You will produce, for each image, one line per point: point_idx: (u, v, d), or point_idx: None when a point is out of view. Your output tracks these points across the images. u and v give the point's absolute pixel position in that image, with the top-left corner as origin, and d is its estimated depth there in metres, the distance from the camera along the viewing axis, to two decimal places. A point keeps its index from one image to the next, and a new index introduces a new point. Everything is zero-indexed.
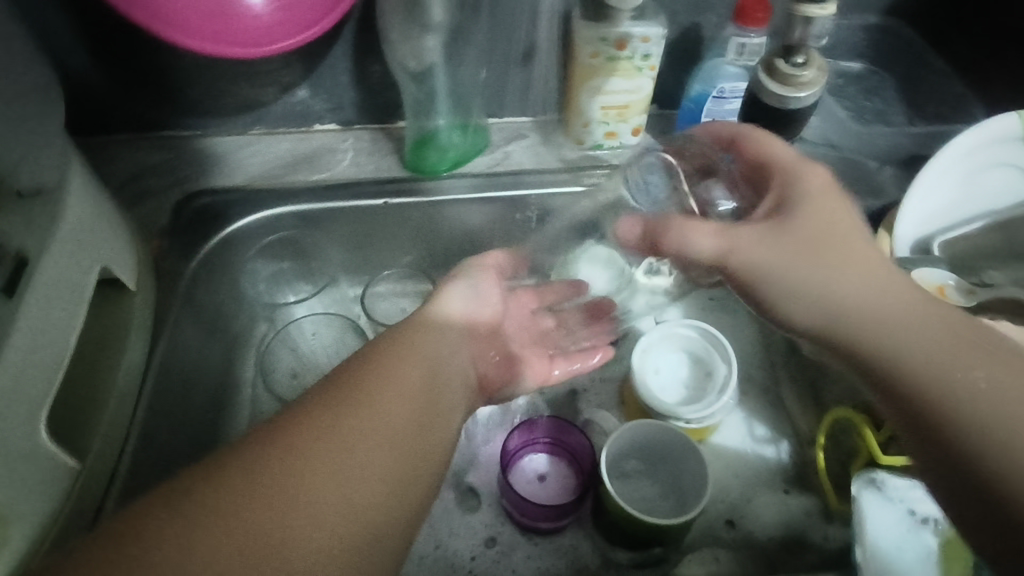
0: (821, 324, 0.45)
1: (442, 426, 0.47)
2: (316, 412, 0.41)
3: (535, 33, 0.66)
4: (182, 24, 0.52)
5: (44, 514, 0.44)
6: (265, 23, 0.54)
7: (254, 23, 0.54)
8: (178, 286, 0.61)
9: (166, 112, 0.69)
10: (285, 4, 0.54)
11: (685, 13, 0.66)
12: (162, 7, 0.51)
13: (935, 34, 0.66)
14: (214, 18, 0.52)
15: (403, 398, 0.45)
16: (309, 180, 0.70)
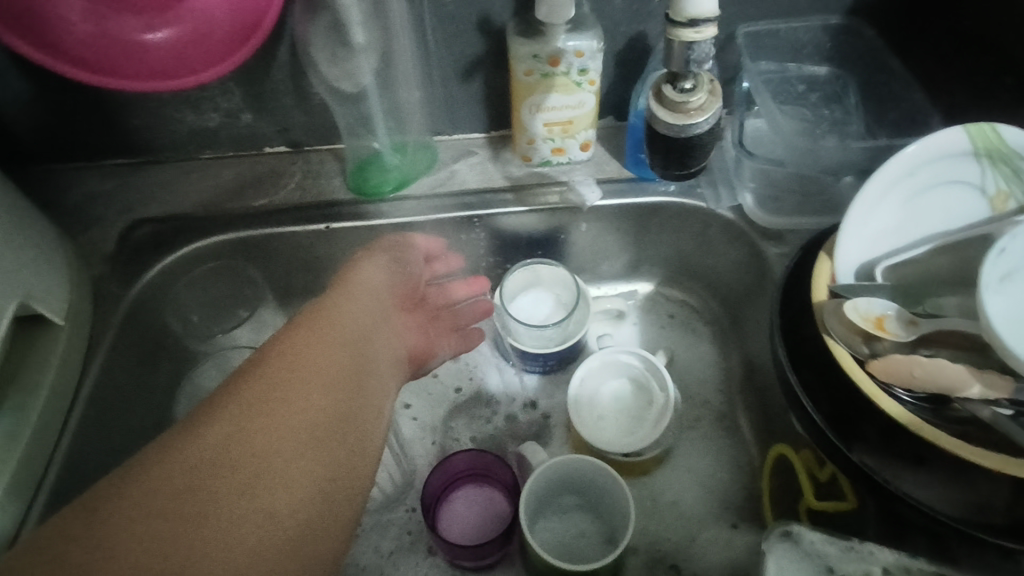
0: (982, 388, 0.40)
1: (360, 425, 0.44)
2: (228, 413, 0.40)
3: (471, 50, 0.63)
4: (80, 56, 0.51)
5: None
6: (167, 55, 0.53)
7: (151, 57, 0.53)
8: (115, 316, 0.62)
9: (112, 139, 0.70)
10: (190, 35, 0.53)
11: (628, 23, 0.62)
12: (58, 37, 0.50)
13: (898, 37, 0.62)
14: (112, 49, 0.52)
15: (327, 387, 0.44)
16: (251, 206, 0.69)
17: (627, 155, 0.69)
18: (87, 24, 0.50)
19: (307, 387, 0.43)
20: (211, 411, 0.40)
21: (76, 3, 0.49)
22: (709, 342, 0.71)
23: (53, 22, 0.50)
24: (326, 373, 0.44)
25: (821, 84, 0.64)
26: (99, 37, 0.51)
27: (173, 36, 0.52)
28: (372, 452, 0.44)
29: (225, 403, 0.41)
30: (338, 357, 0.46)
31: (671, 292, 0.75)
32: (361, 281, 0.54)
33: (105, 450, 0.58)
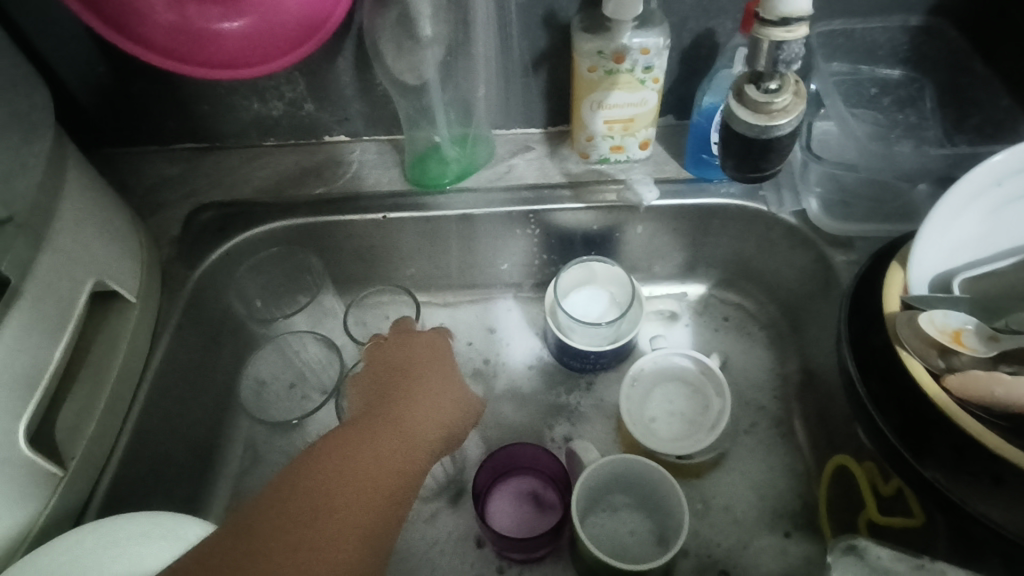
0: None
1: (409, 493, 0.51)
2: (261, 520, 0.44)
3: (534, 45, 0.63)
4: (162, 47, 0.53)
5: (27, 515, 0.46)
6: (243, 45, 0.54)
7: (227, 48, 0.54)
8: (182, 296, 0.63)
9: (181, 126, 0.72)
10: (265, 26, 0.53)
11: (696, 19, 0.61)
12: (141, 30, 0.52)
13: (979, 39, 0.60)
14: (191, 42, 0.53)
15: (361, 496, 0.48)
16: (312, 194, 0.71)
17: (688, 154, 0.67)
18: (168, 13, 0.51)
19: (343, 521, 0.46)
20: (301, 472, 0.48)
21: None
22: (764, 347, 0.70)
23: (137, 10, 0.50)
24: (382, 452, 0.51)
25: (895, 87, 0.62)
26: (180, 27, 0.52)
27: (248, 27, 0.53)
28: (397, 522, 0.50)
29: (294, 483, 0.47)
30: (383, 467, 0.50)
31: (724, 295, 0.74)
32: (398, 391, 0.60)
33: (172, 425, 0.60)
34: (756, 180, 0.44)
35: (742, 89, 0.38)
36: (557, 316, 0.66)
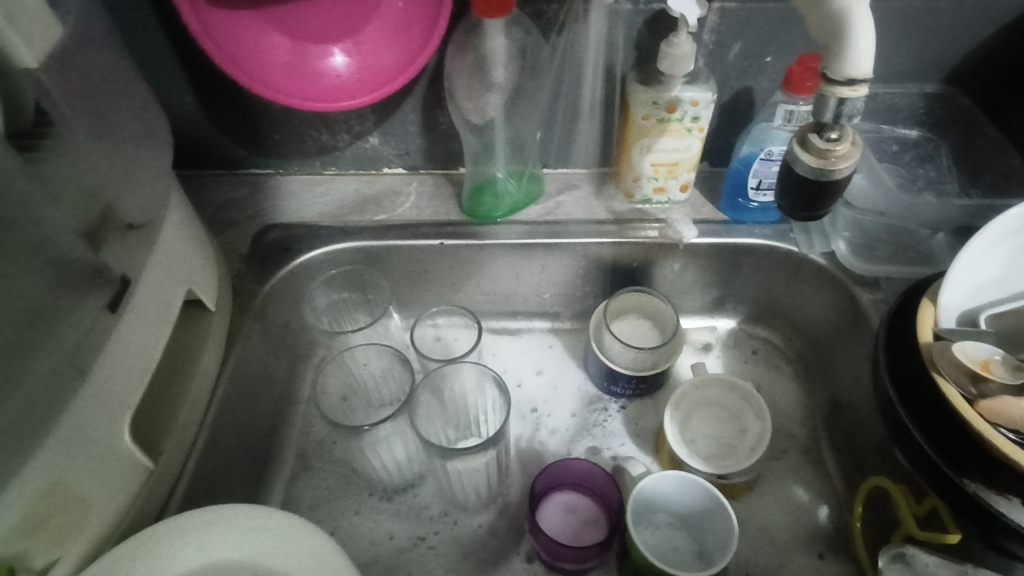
0: None
1: None
2: None
3: (590, 94, 0.70)
4: (284, 88, 0.58)
5: (125, 502, 0.48)
6: (355, 77, 0.59)
7: (333, 82, 0.59)
8: (251, 310, 0.67)
9: (252, 153, 0.77)
10: (371, 59, 0.59)
11: (737, 78, 0.68)
12: (266, 76, 0.57)
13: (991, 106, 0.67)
14: (310, 80, 0.58)
15: None
16: (373, 220, 0.76)
17: (723, 198, 0.73)
18: (286, 55, 0.57)
19: None
20: None
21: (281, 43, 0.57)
22: (791, 379, 0.75)
23: (255, 52, 0.57)
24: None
25: (913, 146, 0.69)
26: (294, 65, 0.58)
27: (357, 60, 0.59)
28: None
29: None
30: None
31: (753, 329, 0.79)
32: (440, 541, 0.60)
33: (238, 431, 0.63)
34: (809, 220, 0.49)
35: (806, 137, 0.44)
36: (606, 343, 0.70)
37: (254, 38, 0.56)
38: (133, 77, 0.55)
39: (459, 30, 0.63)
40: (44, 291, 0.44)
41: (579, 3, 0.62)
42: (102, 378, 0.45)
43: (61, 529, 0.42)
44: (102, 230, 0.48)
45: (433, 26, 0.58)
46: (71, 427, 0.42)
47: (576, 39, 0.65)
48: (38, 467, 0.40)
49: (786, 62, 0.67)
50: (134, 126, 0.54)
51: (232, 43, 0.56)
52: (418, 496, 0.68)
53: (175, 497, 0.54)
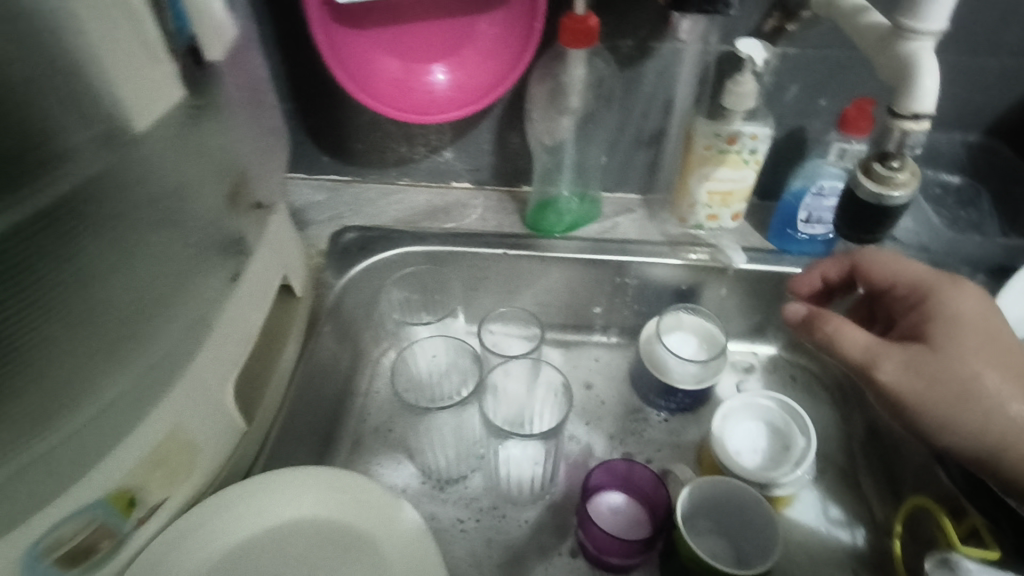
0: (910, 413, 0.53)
1: None
2: None
3: (654, 124, 0.76)
4: (395, 103, 0.65)
5: (224, 452, 0.53)
6: (456, 92, 0.66)
7: (429, 97, 0.66)
8: (328, 300, 0.73)
9: (335, 160, 0.84)
10: (470, 76, 0.66)
11: (792, 117, 0.74)
12: (381, 92, 0.65)
13: None
14: (418, 95, 0.65)
15: None
16: (441, 228, 0.81)
17: (772, 228, 0.78)
18: (398, 72, 0.65)
19: None
20: None
21: (394, 63, 0.65)
22: (831, 406, 0.77)
23: (370, 68, 0.64)
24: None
25: (957, 191, 0.74)
26: (400, 81, 0.65)
27: (458, 76, 0.66)
28: None
29: None
30: None
31: (793, 357, 0.82)
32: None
33: (311, 409, 0.68)
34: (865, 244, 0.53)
35: (870, 166, 0.49)
36: (658, 353, 0.74)
37: (372, 58, 0.64)
38: (268, 82, 0.61)
39: (545, 58, 0.69)
40: (175, 253, 0.48)
41: (655, 41, 0.68)
42: (224, 334, 0.50)
43: (173, 471, 0.47)
44: (239, 197, 0.53)
45: (528, 35, 0.63)
46: (191, 379, 0.47)
47: (648, 72, 0.71)
48: (165, 408, 0.45)
49: (840, 106, 0.72)
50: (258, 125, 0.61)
51: (352, 59, 0.63)
52: (469, 487, 0.71)
53: (260, 461, 0.59)
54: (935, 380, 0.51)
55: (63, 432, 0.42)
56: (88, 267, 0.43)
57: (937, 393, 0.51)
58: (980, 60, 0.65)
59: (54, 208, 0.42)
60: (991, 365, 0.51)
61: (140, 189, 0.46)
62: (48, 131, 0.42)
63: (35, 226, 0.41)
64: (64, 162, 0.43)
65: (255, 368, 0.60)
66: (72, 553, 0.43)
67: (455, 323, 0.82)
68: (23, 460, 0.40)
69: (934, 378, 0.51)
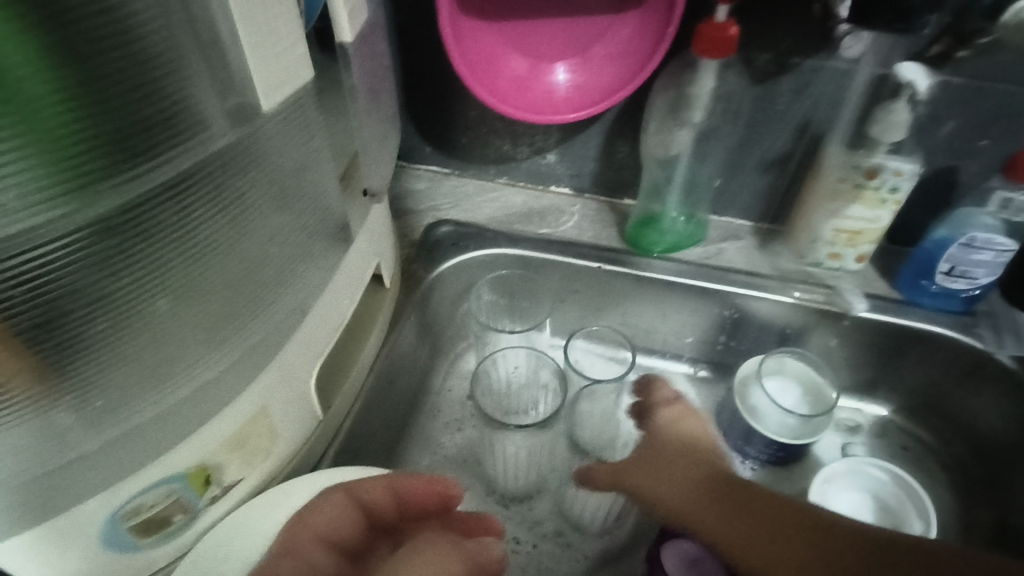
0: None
1: None
2: None
3: (780, 148, 0.69)
4: (516, 102, 0.62)
5: (301, 436, 0.53)
6: (579, 95, 0.63)
7: (549, 97, 0.63)
8: (416, 291, 0.72)
9: (436, 151, 0.82)
10: (595, 79, 0.62)
11: (945, 155, 0.65)
12: (501, 88, 0.62)
13: None
14: (539, 95, 0.63)
15: None
16: (536, 232, 0.78)
17: (902, 276, 0.69)
18: (520, 70, 0.62)
19: None
20: None
21: (518, 59, 0.62)
22: (948, 485, 0.69)
23: (493, 63, 0.61)
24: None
25: None
26: (522, 79, 0.62)
27: (583, 78, 0.62)
28: None
29: None
30: None
31: (906, 423, 0.73)
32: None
33: (385, 403, 0.66)
34: None
35: None
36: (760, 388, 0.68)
37: (495, 52, 0.61)
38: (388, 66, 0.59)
39: (672, 65, 0.64)
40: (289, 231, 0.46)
41: (800, 56, 0.62)
42: (314, 320, 0.50)
43: (253, 449, 0.48)
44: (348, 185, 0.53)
45: (663, 35, 0.58)
46: (282, 365, 0.47)
47: (786, 91, 0.64)
48: (255, 388, 0.45)
49: (1007, 147, 0.63)
50: None
51: (475, 52, 0.60)
52: (534, 509, 0.68)
53: (330, 451, 0.58)
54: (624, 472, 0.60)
55: (157, 406, 0.41)
56: (209, 242, 0.40)
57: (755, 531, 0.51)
58: None
59: (190, 174, 0.37)
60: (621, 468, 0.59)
61: (271, 167, 0.43)
62: (187, 101, 0.36)
63: (165, 196, 0.37)
64: (201, 130, 0.37)
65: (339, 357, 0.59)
66: (146, 522, 0.44)
67: (540, 335, 0.79)
68: (119, 430, 0.40)
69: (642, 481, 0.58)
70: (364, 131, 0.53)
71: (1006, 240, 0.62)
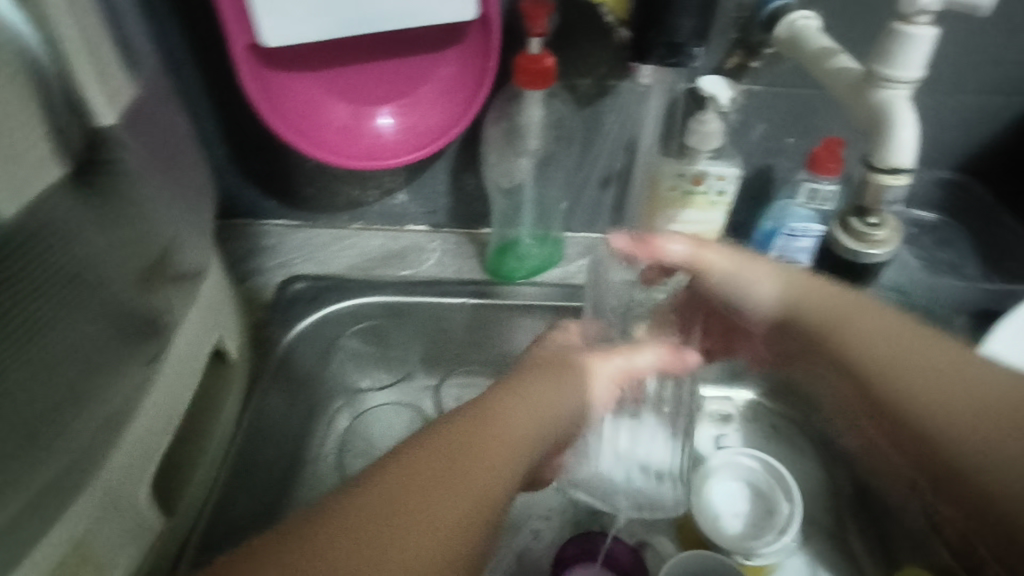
0: (789, 305, 0.51)
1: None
2: (389, 478, 0.39)
3: (616, 163, 0.71)
4: (345, 151, 0.60)
5: (135, 558, 0.47)
6: (411, 135, 0.61)
7: (382, 142, 0.61)
8: (270, 360, 0.67)
9: (278, 204, 0.77)
10: (424, 116, 0.61)
11: (759, 156, 0.71)
12: (326, 140, 0.60)
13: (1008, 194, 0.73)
14: (367, 141, 0.61)
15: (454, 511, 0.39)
16: (396, 276, 0.76)
17: None
18: (344, 118, 0.60)
19: None
20: (393, 460, 0.41)
21: (340, 105, 0.60)
22: (814, 456, 0.73)
23: (313, 115, 0.59)
24: (483, 483, 0.42)
25: (932, 228, 0.74)
26: (348, 127, 0.60)
27: (412, 117, 0.61)
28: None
29: (392, 464, 0.40)
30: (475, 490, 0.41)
31: (772, 404, 0.77)
32: (634, 355, 0.60)
33: (246, 486, 0.62)
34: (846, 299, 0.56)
35: (848, 221, 0.51)
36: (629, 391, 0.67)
37: (313, 103, 0.59)
38: (185, 139, 0.56)
39: (499, 98, 0.65)
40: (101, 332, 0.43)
41: (615, 80, 0.65)
42: (139, 421, 0.45)
43: None
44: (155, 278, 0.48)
45: (483, 69, 0.58)
46: (104, 481, 0.42)
47: (611, 112, 0.67)
48: (75, 510, 0.39)
49: (809, 142, 0.69)
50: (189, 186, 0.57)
51: (291, 106, 0.58)
52: None
53: (185, 558, 0.53)
54: (715, 287, 0.57)
55: None
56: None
57: (820, 298, 0.50)
58: (942, 97, 0.65)
59: None
60: (806, 274, 0.51)
61: (51, 269, 0.40)
62: None
63: None
64: None
65: (186, 457, 0.55)
66: None
67: (416, 381, 0.77)
68: None
69: (721, 294, 0.57)
70: (164, 213, 0.49)
71: (818, 225, 0.67)
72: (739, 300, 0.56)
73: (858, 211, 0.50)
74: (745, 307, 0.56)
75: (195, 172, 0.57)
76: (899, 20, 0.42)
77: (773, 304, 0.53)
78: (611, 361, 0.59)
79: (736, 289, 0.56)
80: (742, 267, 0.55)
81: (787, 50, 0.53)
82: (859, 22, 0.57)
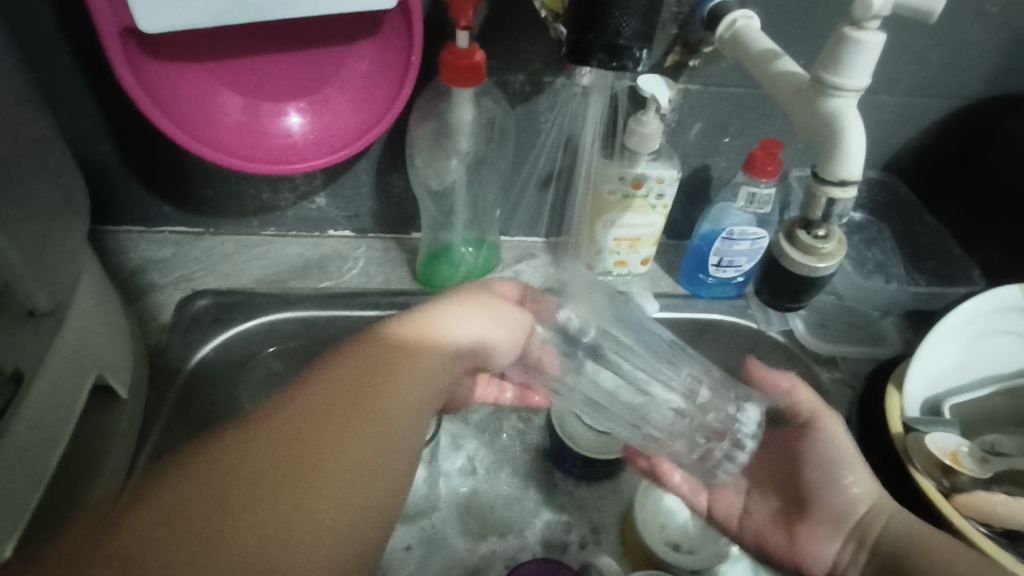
0: (868, 510, 0.52)
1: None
2: (223, 484, 0.32)
3: (552, 163, 0.67)
4: (248, 154, 0.53)
5: None
6: (325, 136, 0.55)
7: (289, 143, 0.54)
8: (172, 389, 0.60)
9: (178, 209, 0.68)
10: (339, 114, 0.55)
11: (696, 156, 0.69)
12: (225, 141, 0.53)
13: (931, 194, 0.75)
14: (274, 142, 0.54)
15: (325, 502, 0.34)
16: (316, 288, 0.69)
17: (683, 271, 0.72)
18: (246, 117, 0.53)
19: None
20: (217, 467, 0.33)
21: (239, 101, 0.53)
22: None
23: (208, 113, 0.52)
24: (406, 412, 0.39)
25: (858, 227, 0.74)
26: (249, 126, 0.53)
27: (325, 116, 0.55)
28: None
29: (219, 470, 0.33)
30: (345, 468, 0.35)
31: None
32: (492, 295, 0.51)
33: None
34: (789, 310, 0.61)
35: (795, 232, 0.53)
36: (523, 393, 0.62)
37: (207, 99, 0.52)
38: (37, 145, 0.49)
39: (425, 96, 0.60)
40: None
41: (548, 77, 0.61)
42: None
43: None
44: None
45: (405, 64, 0.53)
46: None
47: (547, 110, 0.63)
48: None
49: (745, 143, 0.68)
50: (51, 200, 0.49)
51: (179, 103, 0.51)
52: None
53: None
54: (804, 457, 0.56)
55: None
56: None
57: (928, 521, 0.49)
58: (872, 97, 0.65)
59: None
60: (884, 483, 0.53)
61: None
62: None
63: None
64: None
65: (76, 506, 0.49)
66: None
67: None
68: None
69: (807, 485, 0.56)
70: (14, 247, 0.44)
71: (755, 229, 0.66)
72: (832, 496, 0.53)
73: (806, 222, 0.53)
74: (845, 511, 0.53)
75: (48, 190, 0.49)
76: (849, 25, 0.42)
77: (854, 501, 0.52)
78: (471, 306, 0.47)
79: (829, 470, 0.54)
80: (851, 458, 0.53)
81: (728, 49, 0.50)
82: (791, 23, 0.56)
